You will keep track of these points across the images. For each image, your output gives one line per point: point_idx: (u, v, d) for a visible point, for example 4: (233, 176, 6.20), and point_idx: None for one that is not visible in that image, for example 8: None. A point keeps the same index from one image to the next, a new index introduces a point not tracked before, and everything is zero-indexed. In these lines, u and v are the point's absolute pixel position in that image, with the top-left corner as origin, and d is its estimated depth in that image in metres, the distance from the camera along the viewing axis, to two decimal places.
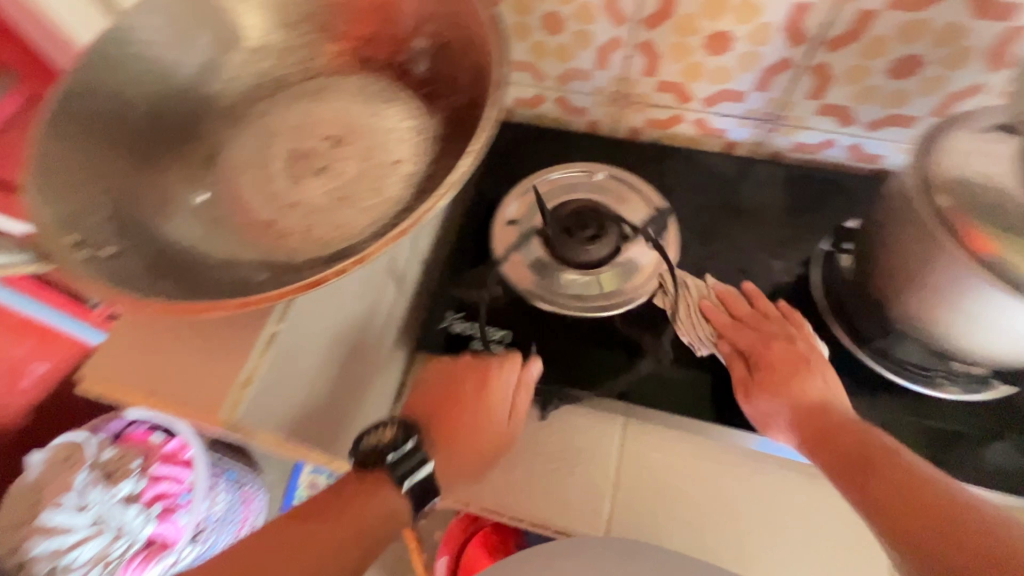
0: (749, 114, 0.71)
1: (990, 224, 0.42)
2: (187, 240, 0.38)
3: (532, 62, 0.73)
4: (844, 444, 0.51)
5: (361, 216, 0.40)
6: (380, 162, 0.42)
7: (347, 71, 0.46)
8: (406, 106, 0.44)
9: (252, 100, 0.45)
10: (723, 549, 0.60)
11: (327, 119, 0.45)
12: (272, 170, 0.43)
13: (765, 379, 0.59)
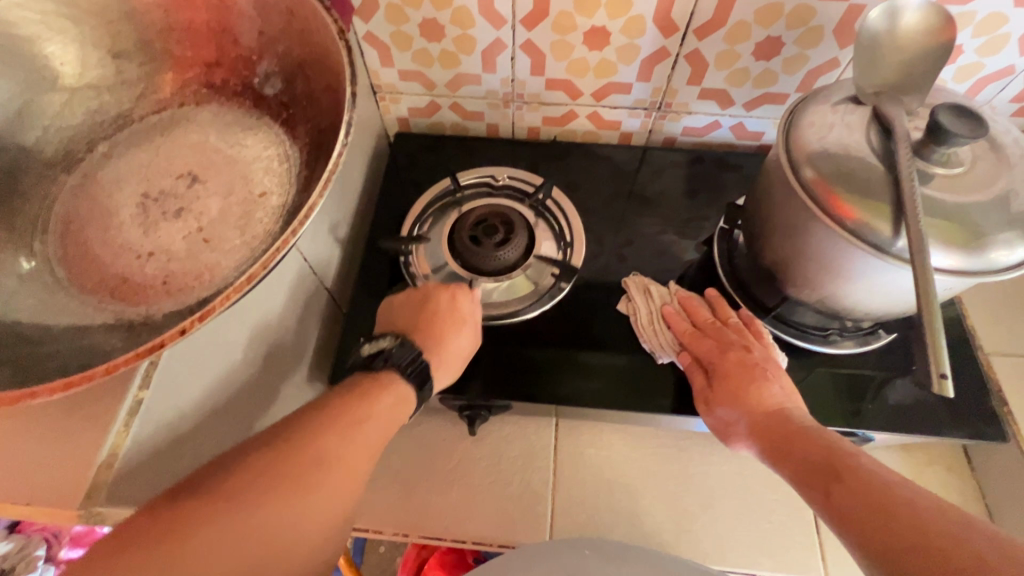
0: (637, 105, 0.73)
1: (849, 191, 0.46)
2: (14, 313, 0.34)
3: (418, 71, 0.71)
4: (804, 450, 0.45)
5: (227, 258, 0.37)
6: (246, 197, 0.40)
7: (199, 103, 0.43)
8: (268, 134, 0.42)
9: (90, 145, 0.41)
10: (664, 531, 0.61)
11: (183, 156, 0.41)
12: (121, 219, 0.39)
13: (720, 382, 0.55)
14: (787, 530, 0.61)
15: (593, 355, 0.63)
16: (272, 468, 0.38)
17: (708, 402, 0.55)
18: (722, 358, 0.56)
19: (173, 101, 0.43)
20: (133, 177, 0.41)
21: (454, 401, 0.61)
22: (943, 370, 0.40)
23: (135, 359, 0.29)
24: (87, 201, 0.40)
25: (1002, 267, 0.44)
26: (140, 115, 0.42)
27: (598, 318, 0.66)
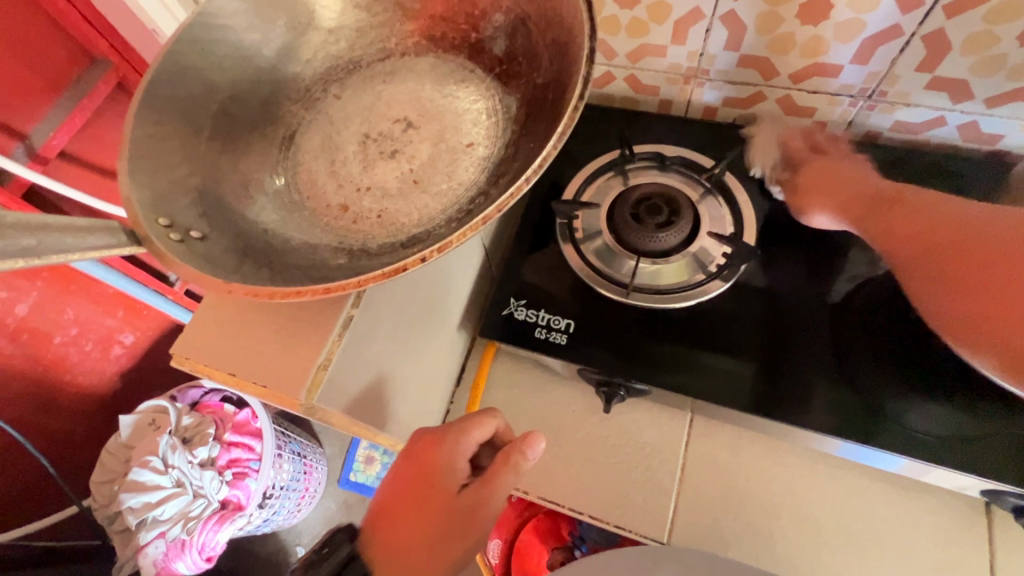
0: (843, 91, 0.65)
1: None
2: (265, 225, 0.39)
3: (603, 38, 0.70)
4: (913, 225, 0.50)
5: (434, 201, 0.40)
6: (455, 145, 0.42)
7: (420, 53, 0.46)
8: (479, 86, 0.44)
9: (326, 84, 0.46)
10: (799, 561, 0.56)
11: (403, 101, 0.45)
12: (347, 154, 0.43)
13: (876, 203, 0.56)
14: None
15: (745, 358, 0.59)
16: (418, 473, 0.49)
17: (863, 216, 0.57)
18: (873, 192, 0.57)
19: (397, 49, 0.46)
20: (358, 116, 0.45)
21: (591, 375, 0.61)
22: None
23: (384, 277, 0.34)
24: (321, 134, 0.44)
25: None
26: (368, 60, 0.46)
27: (753, 319, 0.61)
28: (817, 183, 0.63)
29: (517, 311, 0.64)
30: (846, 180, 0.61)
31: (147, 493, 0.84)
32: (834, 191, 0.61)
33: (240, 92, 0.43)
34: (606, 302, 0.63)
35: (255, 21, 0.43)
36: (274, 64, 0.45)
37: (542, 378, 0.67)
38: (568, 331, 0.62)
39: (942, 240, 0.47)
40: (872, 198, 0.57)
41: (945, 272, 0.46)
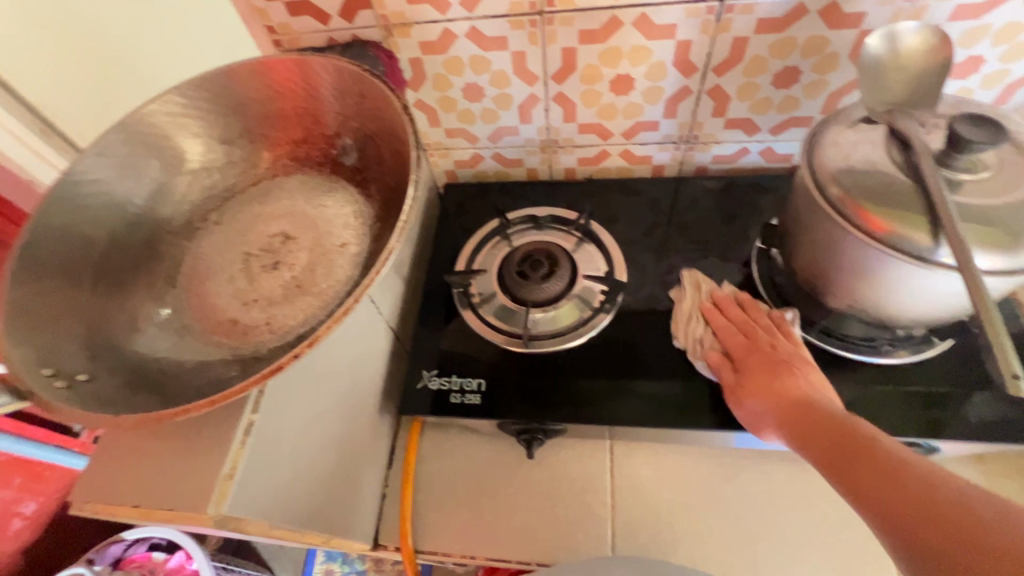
0: (666, 140, 0.78)
1: (877, 204, 0.48)
2: (158, 354, 0.41)
3: (462, 128, 0.80)
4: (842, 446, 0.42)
5: (316, 300, 0.44)
6: (329, 248, 0.47)
7: (287, 172, 0.52)
8: (343, 193, 0.50)
9: (203, 214, 0.50)
10: (730, 552, 0.61)
11: (278, 217, 0.50)
12: (231, 273, 0.47)
13: (823, 434, 0.45)
14: (861, 549, 0.60)
15: (642, 380, 0.66)
16: None
17: (810, 445, 0.45)
18: (812, 412, 0.48)
19: (267, 173, 0.52)
20: (238, 238, 0.49)
21: (508, 425, 0.66)
22: (1016, 372, 0.36)
23: (261, 381, 0.37)
24: (205, 261, 0.48)
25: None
26: (242, 186, 0.52)
27: (641, 343, 0.69)
28: (737, 379, 0.58)
29: (432, 381, 0.68)
30: (773, 366, 0.55)
31: None
32: (768, 392, 0.53)
33: (119, 235, 0.46)
34: (511, 356, 0.69)
35: (125, 169, 0.47)
36: (150, 207, 0.49)
37: (471, 439, 0.70)
38: (481, 389, 0.67)
39: (895, 486, 0.36)
40: (813, 410, 0.48)
41: (918, 537, 0.32)
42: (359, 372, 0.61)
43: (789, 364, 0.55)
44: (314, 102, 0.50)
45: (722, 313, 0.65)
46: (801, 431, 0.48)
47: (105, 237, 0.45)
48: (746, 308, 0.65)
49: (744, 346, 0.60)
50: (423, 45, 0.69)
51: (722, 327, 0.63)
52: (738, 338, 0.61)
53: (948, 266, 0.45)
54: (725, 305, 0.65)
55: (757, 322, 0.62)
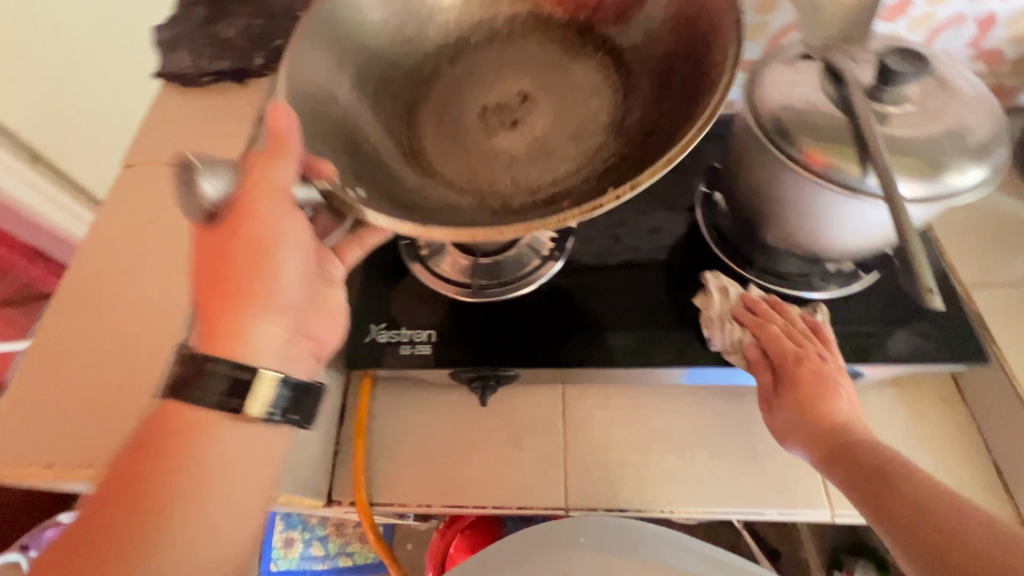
0: None
1: (815, 139, 0.49)
2: (408, 182, 0.50)
3: None
4: (859, 462, 0.47)
5: (558, 161, 0.52)
6: (581, 113, 0.56)
7: (520, 40, 0.61)
8: (592, 64, 0.58)
9: (433, 68, 0.60)
10: (674, 482, 0.64)
11: (512, 85, 0.59)
12: (471, 123, 0.57)
13: (866, 473, 0.46)
14: (792, 472, 0.64)
15: (590, 323, 0.66)
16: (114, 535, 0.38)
17: (833, 462, 0.49)
18: (854, 449, 0.49)
19: (506, 35, 0.62)
20: (483, 93, 0.59)
21: (460, 374, 0.64)
22: (930, 286, 0.38)
23: (563, 219, 0.41)
24: (444, 116, 0.58)
25: (959, 190, 0.48)
26: (455, 46, 0.62)
27: (590, 289, 0.69)
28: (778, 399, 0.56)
29: (379, 334, 0.65)
30: (821, 385, 0.54)
31: None
32: (810, 410, 0.53)
33: (375, 75, 0.56)
34: (461, 306, 0.68)
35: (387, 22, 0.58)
36: (390, 52, 0.58)
37: (423, 392, 0.69)
38: (430, 339, 0.65)
39: (939, 532, 0.38)
40: (853, 447, 0.49)
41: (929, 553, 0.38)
42: None
43: (836, 382, 0.54)
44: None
45: (759, 310, 0.61)
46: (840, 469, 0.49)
47: (409, 71, 0.59)
48: (778, 308, 0.61)
49: (787, 355, 0.56)
50: None
51: (762, 328, 0.59)
52: (779, 349, 0.57)
53: (878, 195, 0.47)
54: (762, 308, 0.61)
55: (794, 327, 0.59)
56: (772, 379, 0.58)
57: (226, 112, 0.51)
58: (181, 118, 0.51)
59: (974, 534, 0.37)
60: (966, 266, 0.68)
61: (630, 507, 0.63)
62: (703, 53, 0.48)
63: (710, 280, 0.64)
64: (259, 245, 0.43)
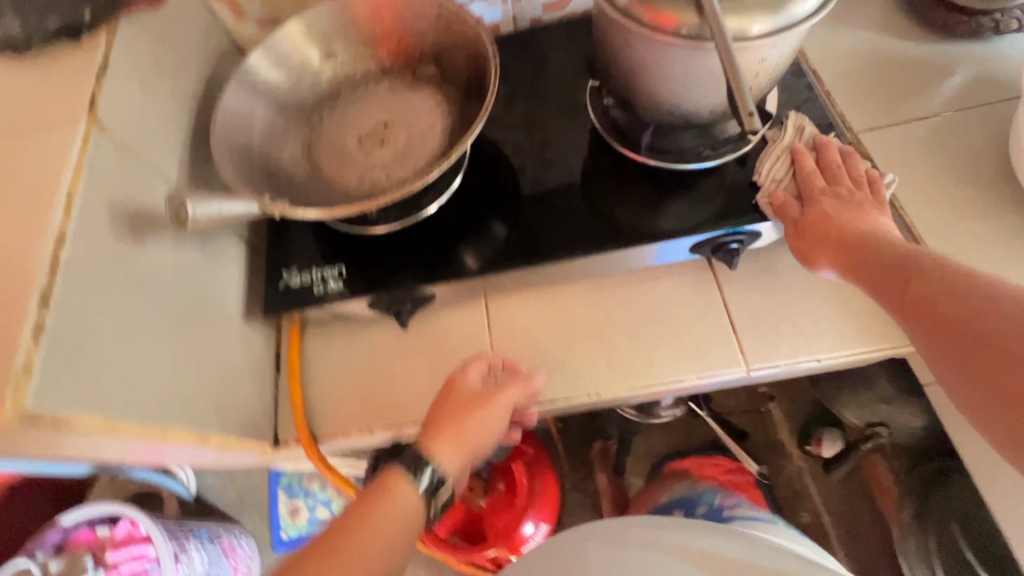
0: None
1: (661, 1, 0.49)
2: (320, 195, 0.61)
3: (272, 15, 0.73)
4: (884, 267, 0.49)
5: (421, 160, 0.64)
6: (424, 127, 0.66)
7: (376, 79, 0.69)
8: (428, 90, 0.68)
9: (318, 105, 0.68)
10: (600, 372, 0.66)
11: (373, 112, 0.68)
12: (349, 147, 0.66)
13: (911, 293, 0.45)
14: (710, 341, 0.66)
15: (498, 230, 0.68)
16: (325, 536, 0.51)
17: (866, 275, 0.50)
18: (894, 273, 0.48)
19: (361, 73, 0.69)
20: (350, 123, 0.67)
21: (382, 301, 0.65)
22: None
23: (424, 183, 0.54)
24: (324, 148, 0.65)
25: (801, 21, 0.49)
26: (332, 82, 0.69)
27: (497, 201, 0.71)
28: (830, 241, 0.55)
29: (290, 279, 0.66)
30: (849, 209, 0.56)
31: None
32: (831, 232, 0.55)
33: (279, 117, 0.64)
34: (369, 239, 0.68)
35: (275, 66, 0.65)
36: (287, 96, 0.66)
37: (353, 327, 0.71)
38: (340, 276, 0.66)
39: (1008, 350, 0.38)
40: (878, 253, 0.50)
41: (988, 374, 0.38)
42: (204, 281, 0.59)
43: (864, 208, 0.57)
44: (413, 34, 0.67)
45: (802, 162, 0.62)
46: (869, 277, 0.50)
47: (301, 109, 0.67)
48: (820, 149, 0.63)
49: (818, 187, 0.59)
50: None
51: (805, 177, 0.61)
52: (836, 163, 0.61)
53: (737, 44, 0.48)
54: (821, 148, 0.62)
55: (841, 168, 0.60)
56: (834, 195, 0.58)
57: (64, 69, 0.50)
58: (20, 85, 0.50)
59: None
60: (855, 112, 0.69)
61: (560, 399, 0.65)
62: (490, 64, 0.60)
63: (565, 328, 0.69)
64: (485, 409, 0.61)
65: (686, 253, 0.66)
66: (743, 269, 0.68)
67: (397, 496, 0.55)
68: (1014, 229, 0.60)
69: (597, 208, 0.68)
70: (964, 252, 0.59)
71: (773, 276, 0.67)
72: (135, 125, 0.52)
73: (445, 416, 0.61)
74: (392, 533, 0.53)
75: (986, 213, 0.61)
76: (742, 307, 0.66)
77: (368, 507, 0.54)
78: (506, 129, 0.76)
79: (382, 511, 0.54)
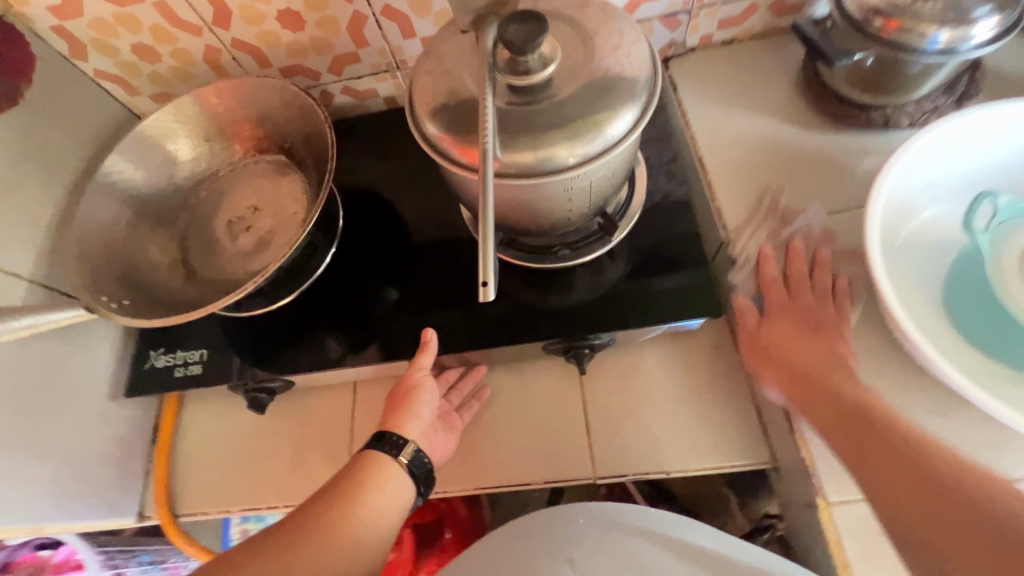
0: (376, 69, 0.74)
1: (462, 135, 0.47)
2: (171, 288, 0.62)
3: (163, 91, 0.75)
4: (824, 398, 0.49)
5: (278, 250, 0.64)
6: (287, 215, 0.66)
7: (252, 163, 0.70)
8: (296, 176, 0.68)
9: (192, 189, 0.69)
10: (453, 466, 0.65)
11: (244, 196, 0.69)
12: (215, 233, 0.67)
13: (839, 422, 0.48)
14: (565, 441, 0.64)
15: (370, 315, 0.69)
16: (309, 527, 0.49)
17: (809, 409, 0.50)
18: (819, 403, 0.50)
19: (238, 157, 0.70)
20: (222, 208, 0.68)
21: (267, 384, 0.67)
22: (489, 277, 0.38)
23: (246, 290, 0.54)
24: (194, 234, 0.67)
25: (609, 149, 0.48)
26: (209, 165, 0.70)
27: (370, 288, 0.71)
28: (778, 359, 0.54)
29: (158, 359, 0.68)
30: (807, 320, 0.56)
31: None
32: (785, 349, 0.54)
33: (145, 206, 0.66)
34: (239, 320, 0.70)
35: (143, 156, 0.66)
36: (159, 182, 0.67)
37: (227, 402, 0.73)
38: (202, 359, 0.68)
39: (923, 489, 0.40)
40: (819, 381, 0.51)
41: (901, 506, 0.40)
42: (54, 369, 0.62)
43: (826, 329, 0.55)
44: (278, 121, 0.67)
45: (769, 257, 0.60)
46: (814, 408, 0.50)
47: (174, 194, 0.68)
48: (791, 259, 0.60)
49: (779, 288, 0.58)
50: (55, 11, 0.63)
51: (767, 272, 0.59)
52: (802, 276, 0.58)
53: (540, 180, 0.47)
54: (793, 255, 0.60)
55: (808, 283, 0.58)
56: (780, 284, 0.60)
57: None
58: None
59: (970, 505, 0.38)
60: (736, 207, 0.66)
61: None
62: (331, 164, 0.59)
63: None
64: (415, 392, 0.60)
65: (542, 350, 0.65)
66: (607, 366, 0.67)
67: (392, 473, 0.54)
68: (871, 352, 0.57)
69: (460, 298, 0.67)
70: None
71: (635, 374, 0.66)
72: None
73: (393, 400, 0.60)
74: (388, 508, 0.52)
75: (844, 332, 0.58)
76: (600, 408, 0.65)
77: (367, 469, 0.53)
78: (394, 207, 0.77)
79: (382, 478, 0.53)
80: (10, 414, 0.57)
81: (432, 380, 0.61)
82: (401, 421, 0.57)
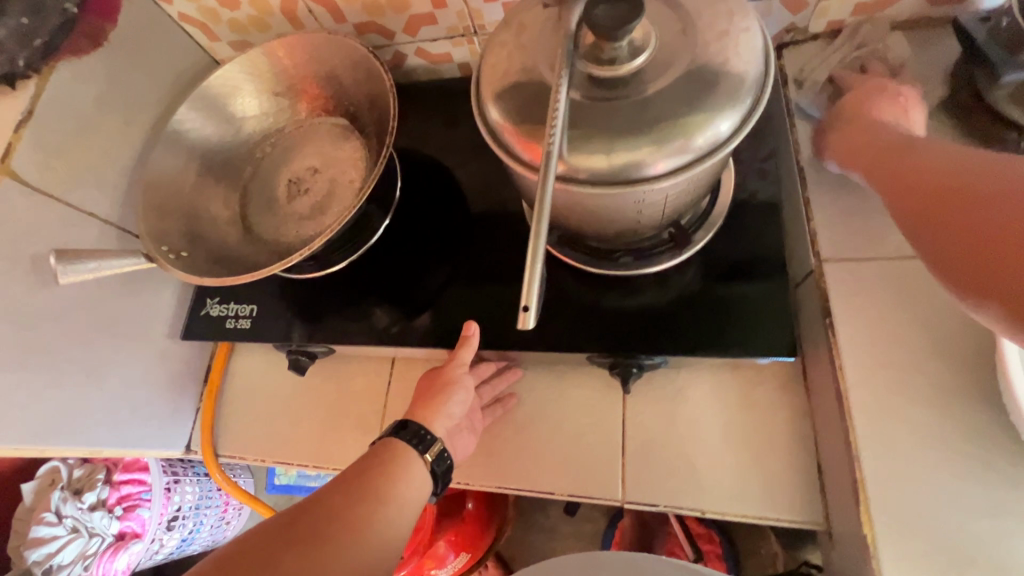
0: (452, 33, 0.69)
1: (526, 127, 0.43)
2: (226, 243, 0.62)
3: (241, 40, 0.74)
4: (918, 170, 0.39)
5: (331, 217, 0.63)
6: (344, 182, 0.65)
7: (317, 123, 0.69)
8: (357, 142, 0.66)
9: (257, 144, 0.69)
10: (479, 460, 0.64)
11: (306, 157, 0.67)
12: (274, 192, 0.66)
13: (912, 186, 0.39)
14: (597, 456, 0.61)
15: (415, 293, 0.67)
16: (333, 509, 0.47)
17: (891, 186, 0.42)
18: (930, 171, 0.38)
19: (305, 116, 0.69)
20: (283, 166, 0.68)
21: (311, 348, 0.68)
22: (531, 301, 0.35)
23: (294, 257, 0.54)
24: (256, 192, 0.67)
25: (695, 157, 0.42)
26: (275, 121, 0.69)
27: (419, 265, 0.69)
28: (856, 136, 0.51)
29: (213, 307, 0.71)
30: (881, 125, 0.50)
31: (46, 545, 0.89)
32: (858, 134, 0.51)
33: (211, 158, 0.66)
34: (289, 280, 0.71)
35: (213, 107, 0.66)
36: (227, 135, 0.67)
37: (272, 357, 0.74)
38: (252, 314, 0.70)
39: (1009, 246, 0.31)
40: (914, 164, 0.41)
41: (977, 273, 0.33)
42: (119, 304, 0.65)
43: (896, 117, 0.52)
44: (345, 83, 0.65)
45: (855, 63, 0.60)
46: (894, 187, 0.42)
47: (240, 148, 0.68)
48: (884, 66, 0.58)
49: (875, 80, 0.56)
50: None
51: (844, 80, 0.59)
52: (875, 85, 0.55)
53: (609, 185, 0.42)
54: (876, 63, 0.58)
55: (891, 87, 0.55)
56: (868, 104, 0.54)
57: None
58: None
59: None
60: (833, 233, 0.57)
61: None
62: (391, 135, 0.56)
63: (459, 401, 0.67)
64: (447, 385, 0.58)
65: (586, 360, 0.61)
66: (654, 385, 0.62)
67: (414, 467, 0.53)
68: (973, 429, 0.48)
69: (508, 291, 0.64)
70: (891, 443, 0.49)
71: (684, 400, 0.61)
72: (54, 167, 0.57)
73: (424, 389, 0.58)
74: (408, 501, 0.51)
75: (944, 399, 0.50)
76: (639, 428, 0.61)
77: (389, 468, 0.51)
78: (453, 182, 0.73)
79: (405, 477, 0.51)
80: (78, 342, 0.61)
81: (466, 376, 0.59)
82: (429, 412, 0.56)
